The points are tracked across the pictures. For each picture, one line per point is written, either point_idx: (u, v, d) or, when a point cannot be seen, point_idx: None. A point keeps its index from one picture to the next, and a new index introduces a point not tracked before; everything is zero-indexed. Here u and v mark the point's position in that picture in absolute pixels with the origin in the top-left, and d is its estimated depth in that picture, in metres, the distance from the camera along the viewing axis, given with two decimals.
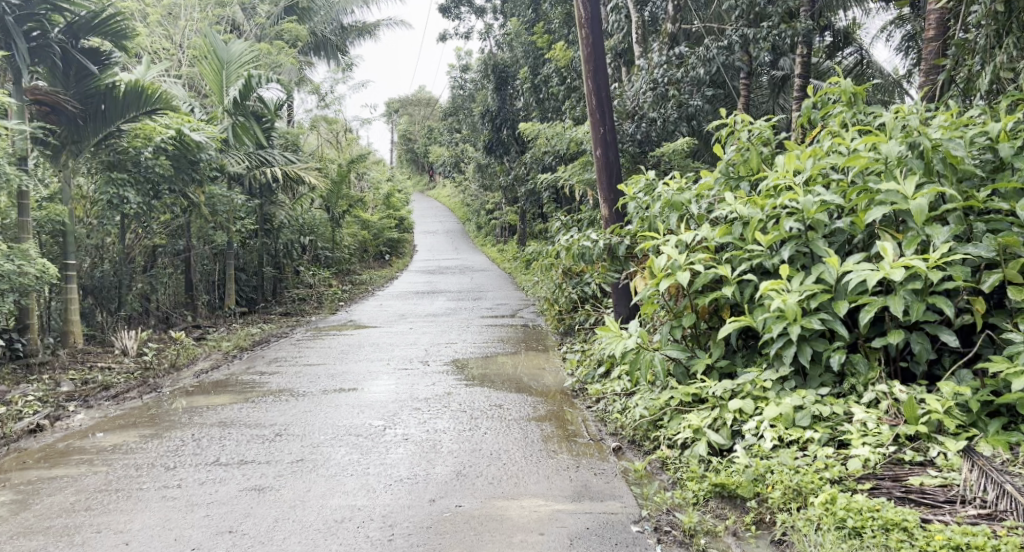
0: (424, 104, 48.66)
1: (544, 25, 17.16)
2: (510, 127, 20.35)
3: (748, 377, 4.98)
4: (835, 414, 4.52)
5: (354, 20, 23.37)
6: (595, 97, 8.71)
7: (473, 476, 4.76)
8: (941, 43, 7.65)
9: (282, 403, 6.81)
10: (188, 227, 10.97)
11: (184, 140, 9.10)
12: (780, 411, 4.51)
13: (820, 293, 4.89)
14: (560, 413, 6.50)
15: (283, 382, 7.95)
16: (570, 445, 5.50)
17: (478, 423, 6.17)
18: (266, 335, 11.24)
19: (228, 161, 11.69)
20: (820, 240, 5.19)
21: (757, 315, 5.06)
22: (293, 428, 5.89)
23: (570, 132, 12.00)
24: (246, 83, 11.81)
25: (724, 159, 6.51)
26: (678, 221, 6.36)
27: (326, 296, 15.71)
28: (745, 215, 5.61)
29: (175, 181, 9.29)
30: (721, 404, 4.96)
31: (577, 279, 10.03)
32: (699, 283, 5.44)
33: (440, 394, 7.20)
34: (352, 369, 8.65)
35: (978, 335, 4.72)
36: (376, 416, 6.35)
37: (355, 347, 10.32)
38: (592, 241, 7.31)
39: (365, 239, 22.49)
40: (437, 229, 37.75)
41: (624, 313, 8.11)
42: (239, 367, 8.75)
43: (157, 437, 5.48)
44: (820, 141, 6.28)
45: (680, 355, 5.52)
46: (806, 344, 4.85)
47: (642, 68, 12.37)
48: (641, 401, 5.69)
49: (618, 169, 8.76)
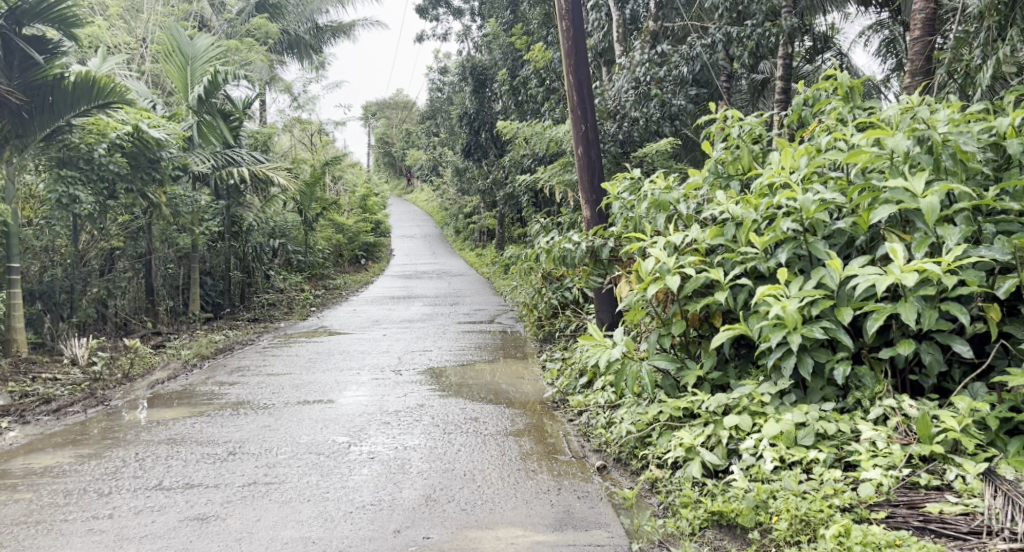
0: (402, 108, 48.13)
1: (522, 27, 16.84)
2: (489, 129, 19.95)
3: (744, 390, 4.57)
4: (840, 432, 4.13)
5: (328, 20, 22.92)
6: (576, 93, 8.29)
7: (444, 501, 4.32)
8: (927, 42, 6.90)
9: (239, 418, 6.33)
10: (148, 230, 10.38)
11: (142, 137, 8.80)
12: (780, 428, 4.13)
13: (821, 300, 4.51)
14: (539, 426, 6.09)
15: (244, 394, 7.47)
16: (551, 464, 5.07)
17: (451, 438, 5.73)
18: (230, 342, 10.72)
19: (191, 160, 11.19)
20: (820, 242, 4.81)
21: (753, 323, 4.67)
22: (249, 446, 5.42)
23: (549, 132, 11.61)
24: (212, 80, 11.26)
25: (713, 157, 6.13)
26: (665, 222, 5.96)
27: (297, 301, 15.19)
28: (737, 216, 5.23)
29: (133, 180, 8.96)
30: (715, 420, 4.56)
31: (556, 283, 9.64)
32: (689, 288, 5.05)
33: (412, 407, 6.76)
34: (319, 379, 8.17)
35: (991, 345, 4.34)
36: (340, 431, 5.89)
37: (323, 355, 9.82)
38: (574, 244, 6.89)
39: (340, 242, 21.94)
40: (414, 234, 37.19)
41: (607, 320, 7.74)
42: (198, 377, 8.26)
43: (95, 457, 4.98)
44: (816, 138, 5.91)
45: (670, 366, 5.13)
46: (806, 354, 4.46)
47: (623, 67, 11.99)
48: (627, 415, 5.29)
49: (600, 169, 8.35)
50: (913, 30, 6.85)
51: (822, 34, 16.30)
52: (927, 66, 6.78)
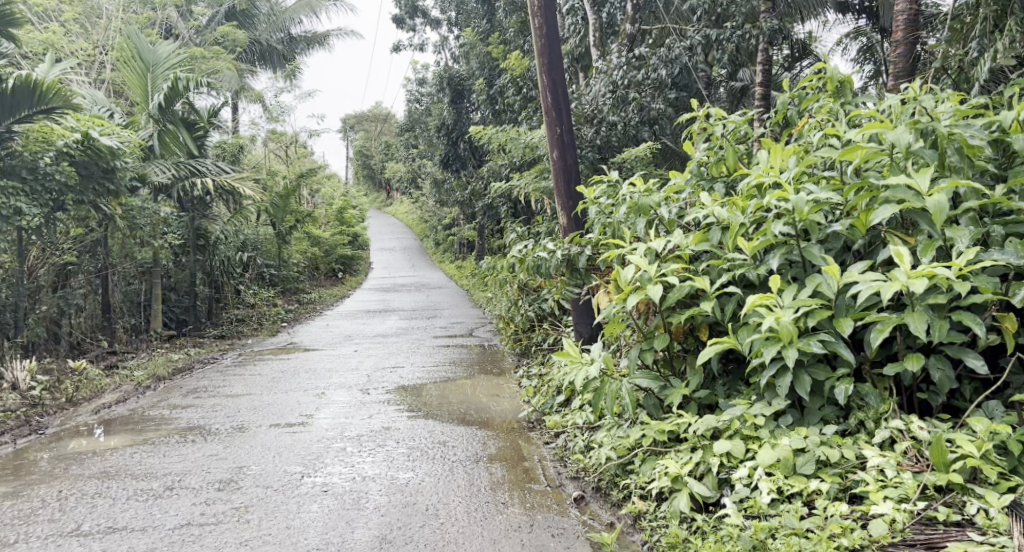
0: (381, 120, 47.60)
1: (499, 35, 16.48)
2: (466, 140, 19.49)
3: (735, 412, 4.11)
4: (844, 458, 3.69)
5: (302, 30, 22.48)
6: (551, 94, 7.86)
7: (399, 543, 3.98)
8: (909, 43, 6.67)
9: (185, 446, 5.83)
10: (104, 241, 9.75)
11: (93, 145, 8.39)
12: (777, 455, 3.68)
13: (817, 310, 4.08)
14: (514, 450, 5.63)
15: (196, 418, 6.96)
16: (523, 494, 4.64)
17: (414, 466, 5.26)
18: (190, 361, 10.16)
19: (150, 171, 10.65)
20: (814, 247, 4.38)
21: (743, 337, 4.23)
22: (190, 479, 4.95)
23: (524, 137, 11.17)
24: (172, 86, 10.74)
25: (696, 157, 5.71)
26: (645, 227, 5.53)
27: (268, 317, 14.61)
28: (723, 219, 4.80)
29: (83, 191, 8.47)
30: (703, 445, 4.11)
31: (533, 295, 9.14)
32: (673, 298, 4.62)
33: (377, 430, 6.27)
34: (280, 401, 7.65)
35: (1006, 359, 3.91)
36: (295, 461, 5.41)
37: (288, 374, 9.29)
38: (549, 252, 6.44)
39: (316, 255, 21.34)
40: (394, 246, 36.60)
41: (586, 334, 7.30)
42: (150, 400, 7.74)
43: (11, 497, 4.57)
44: (804, 136, 5.48)
45: (652, 384, 4.67)
46: (803, 371, 4.01)
47: (600, 71, 11.60)
48: (607, 438, 4.84)
49: (576, 173, 7.90)
50: (894, 33, 6.81)
51: (801, 41, 16.00)
52: (909, 65, 6.70)
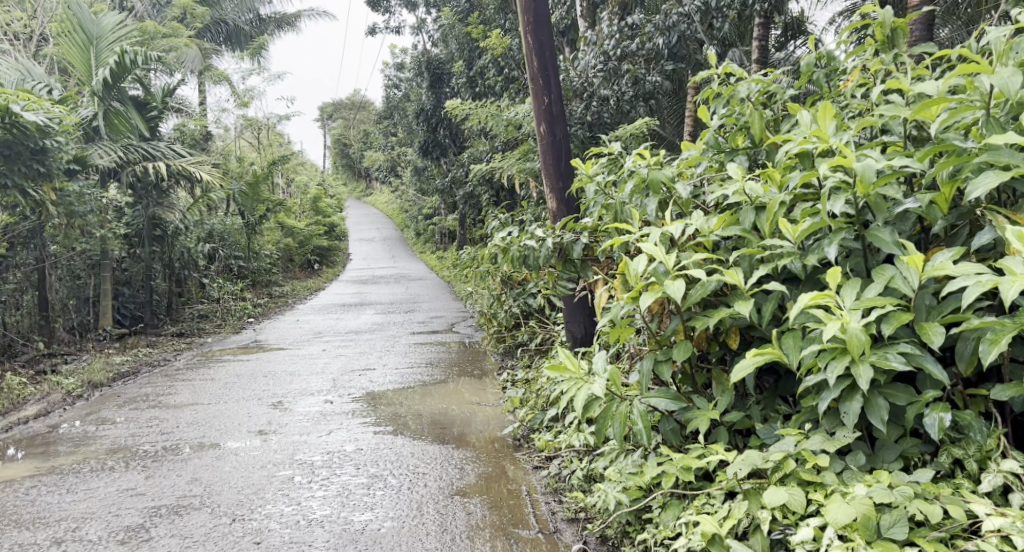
0: (357, 107, 46.24)
1: (478, 15, 15.38)
2: (446, 127, 18.40)
3: (787, 446, 3.14)
4: (947, 516, 2.74)
5: (271, 11, 21.25)
6: (537, 58, 6.83)
7: None
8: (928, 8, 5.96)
9: (101, 475, 4.86)
10: (39, 231, 8.57)
11: (16, 123, 7.22)
12: (855, 514, 2.72)
13: (893, 313, 3.10)
14: (499, 477, 4.66)
15: (125, 434, 5.96)
16: (510, 546, 3.74)
17: (374, 503, 4.26)
18: (136, 364, 9.08)
19: (90, 153, 9.31)
20: (883, 229, 3.38)
21: (792, 347, 3.25)
22: (88, 526, 4.05)
23: (507, 113, 10.12)
24: (118, 61, 9.49)
25: (712, 126, 4.68)
26: (656, 208, 4.52)
27: (234, 311, 13.47)
28: (757, 197, 3.81)
29: (7, 176, 7.33)
30: (746, 490, 3.15)
31: (518, 289, 8.10)
32: (696, 297, 3.62)
33: (336, 452, 5.26)
34: (227, 413, 6.60)
35: None
36: (228, 496, 4.41)
37: (245, 378, 8.25)
38: (537, 240, 5.34)
39: (289, 246, 20.15)
40: (374, 237, 35.34)
41: (579, 335, 6.33)
42: (76, 414, 6.70)
43: None
44: (846, 96, 4.49)
45: (671, 405, 3.70)
46: (877, 393, 3.04)
47: (589, 43, 10.55)
48: (616, 470, 3.89)
49: (566, 151, 6.87)
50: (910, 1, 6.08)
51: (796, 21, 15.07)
52: (930, 31, 5.93)
